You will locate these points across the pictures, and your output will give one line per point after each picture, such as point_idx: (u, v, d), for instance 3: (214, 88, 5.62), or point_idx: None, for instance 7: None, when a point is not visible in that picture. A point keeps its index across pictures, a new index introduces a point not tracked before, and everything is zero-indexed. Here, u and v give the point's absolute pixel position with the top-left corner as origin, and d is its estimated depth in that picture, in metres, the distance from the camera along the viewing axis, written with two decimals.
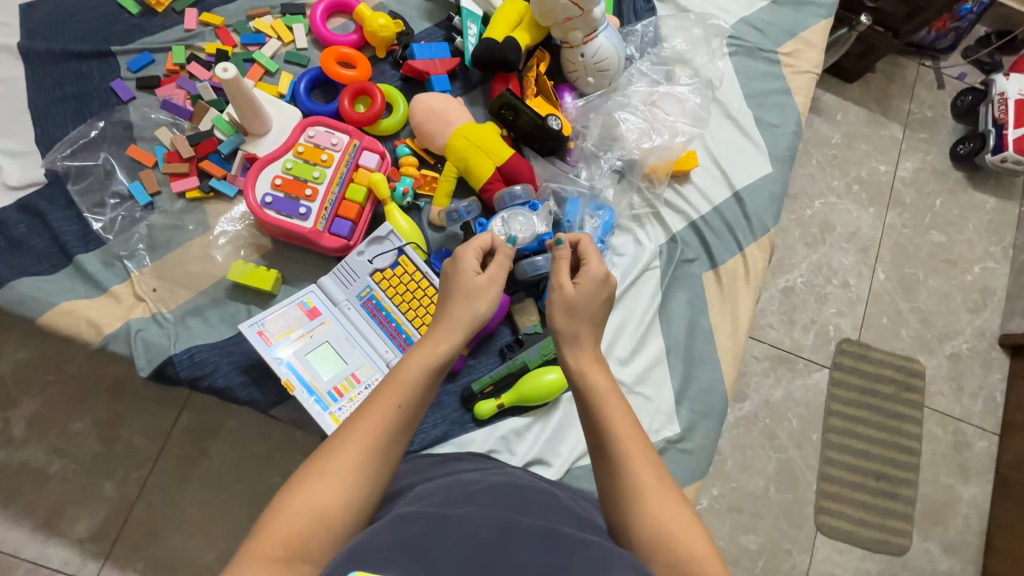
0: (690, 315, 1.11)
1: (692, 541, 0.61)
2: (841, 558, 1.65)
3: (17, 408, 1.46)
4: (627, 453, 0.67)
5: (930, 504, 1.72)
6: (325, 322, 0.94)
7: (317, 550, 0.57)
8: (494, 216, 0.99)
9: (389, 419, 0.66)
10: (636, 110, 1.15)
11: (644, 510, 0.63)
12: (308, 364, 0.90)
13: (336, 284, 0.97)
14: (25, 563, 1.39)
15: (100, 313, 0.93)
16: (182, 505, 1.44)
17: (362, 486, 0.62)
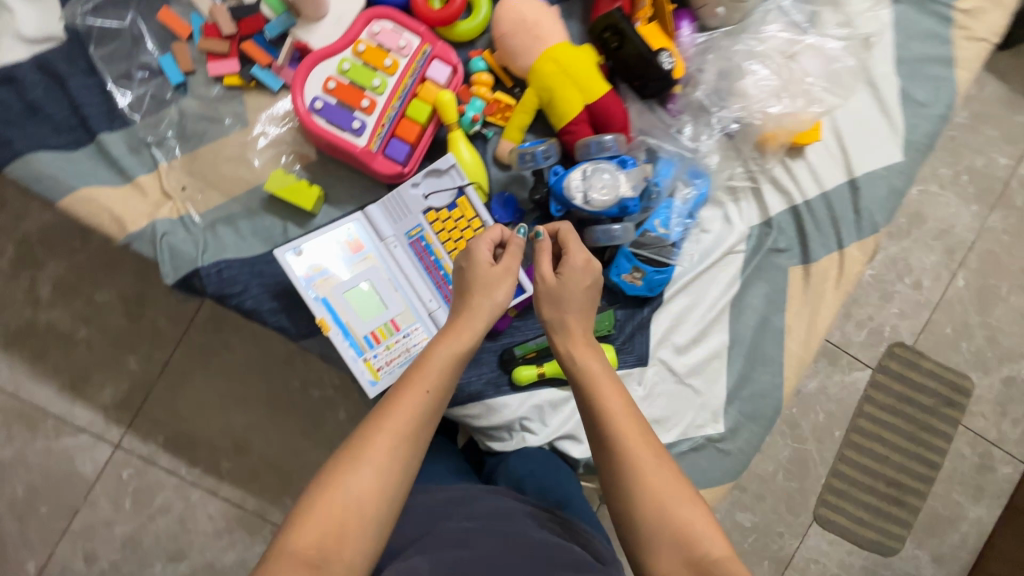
0: (764, 312, 1.00)
1: (696, 520, 0.58)
2: (828, 549, 1.51)
3: (44, 269, 1.41)
4: (622, 432, 0.64)
5: (932, 516, 1.52)
6: (368, 259, 0.84)
7: (353, 546, 0.57)
8: (575, 167, 0.83)
9: (420, 407, 0.65)
10: (769, 61, 0.94)
11: (642, 490, 0.60)
12: (346, 304, 0.82)
13: (385, 217, 0.86)
14: (53, 418, 1.42)
15: (125, 206, 0.84)
16: (202, 392, 1.43)
17: (395, 477, 0.61)
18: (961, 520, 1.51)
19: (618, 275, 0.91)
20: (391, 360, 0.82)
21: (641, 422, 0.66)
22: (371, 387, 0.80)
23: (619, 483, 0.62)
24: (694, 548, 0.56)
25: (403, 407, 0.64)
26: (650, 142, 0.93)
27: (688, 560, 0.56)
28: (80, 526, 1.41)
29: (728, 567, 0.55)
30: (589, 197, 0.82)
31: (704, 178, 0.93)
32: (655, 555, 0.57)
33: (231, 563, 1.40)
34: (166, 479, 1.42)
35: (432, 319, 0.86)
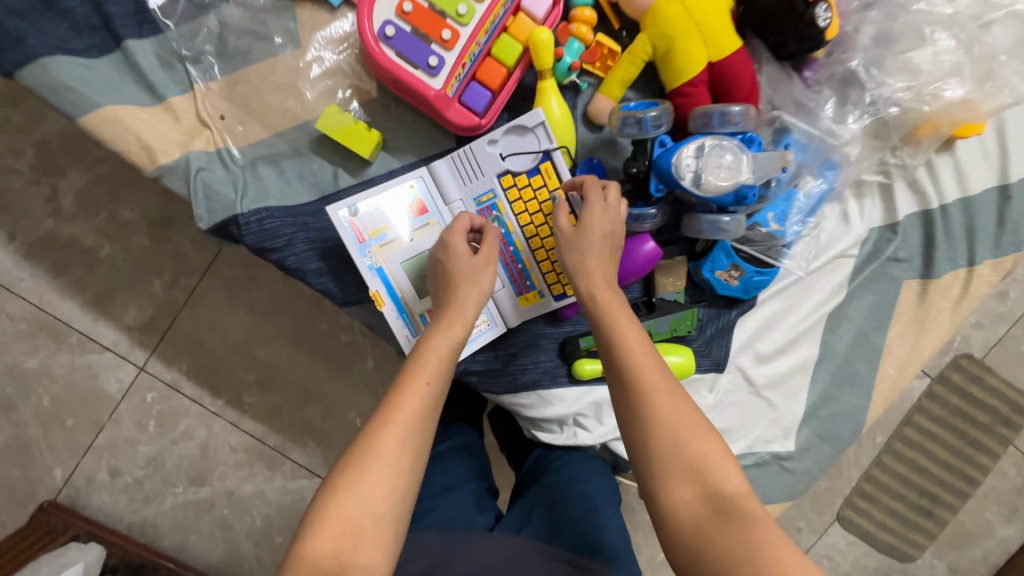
0: (863, 328, 0.87)
1: (713, 456, 0.53)
2: (845, 547, 1.33)
3: (66, 177, 1.20)
4: (637, 368, 0.57)
5: (957, 530, 1.33)
6: (430, 225, 0.73)
7: (372, 554, 0.52)
8: (692, 138, 0.69)
9: (425, 400, 0.58)
10: (954, 29, 0.75)
11: (656, 425, 0.55)
12: (401, 275, 0.71)
13: (454, 176, 0.73)
14: (76, 336, 1.22)
15: (155, 131, 0.72)
16: (232, 327, 1.24)
17: (407, 474, 0.56)
18: (990, 538, 1.34)
19: (711, 271, 0.79)
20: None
21: (656, 359, 0.59)
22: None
23: (631, 422, 0.56)
24: (711, 483, 0.52)
25: (407, 401, 0.57)
26: (786, 119, 0.76)
27: (706, 497, 0.51)
28: (106, 442, 1.23)
29: (747, 504, 0.51)
30: (701, 179, 0.68)
31: (835, 172, 0.78)
32: (667, 487, 0.53)
33: (252, 495, 1.24)
34: (191, 407, 1.24)
35: (495, 299, 0.76)
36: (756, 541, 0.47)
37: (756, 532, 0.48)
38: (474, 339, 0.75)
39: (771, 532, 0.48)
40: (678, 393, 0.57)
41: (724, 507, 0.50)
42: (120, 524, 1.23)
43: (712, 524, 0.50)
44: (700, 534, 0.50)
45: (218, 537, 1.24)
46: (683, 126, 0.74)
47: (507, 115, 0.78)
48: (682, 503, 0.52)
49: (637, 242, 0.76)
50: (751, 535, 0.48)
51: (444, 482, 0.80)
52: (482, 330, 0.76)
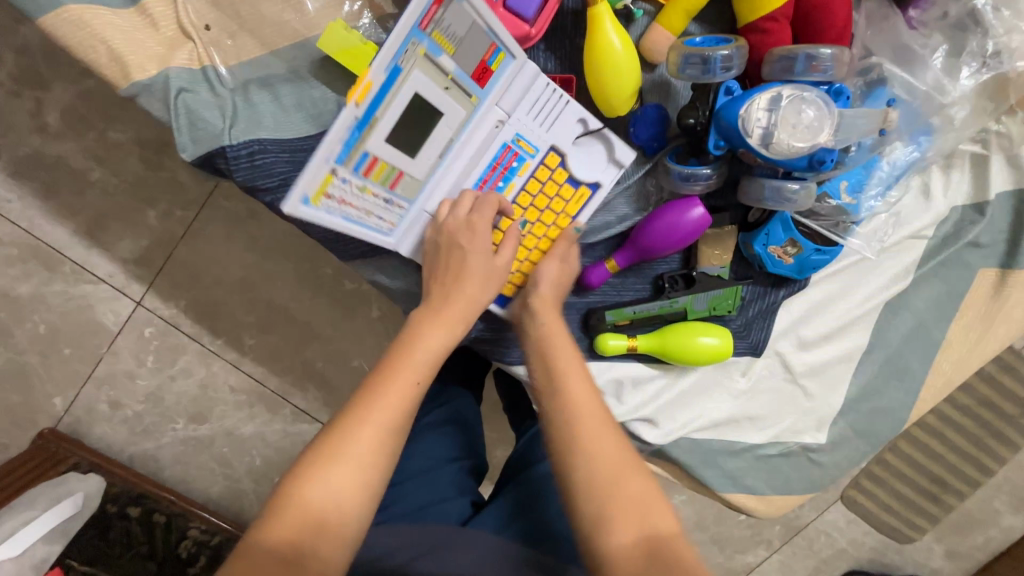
0: (923, 319, 0.78)
1: (645, 496, 0.51)
2: (845, 525, 1.26)
3: (52, 91, 1.08)
4: (568, 414, 0.54)
5: (962, 517, 1.27)
6: (468, 98, 0.61)
7: (334, 549, 0.49)
8: (767, 85, 0.57)
9: (411, 399, 0.54)
10: None
11: (586, 470, 0.51)
12: (392, 102, 0.56)
13: (534, 96, 0.64)
14: (70, 263, 1.13)
15: (128, 39, 0.61)
16: (232, 266, 1.15)
17: (382, 470, 0.52)
18: (993, 526, 1.27)
19: (763, 245, 0.69)
20: (344, 202, 0.58)
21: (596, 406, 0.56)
22: (300, 202, 0.54)
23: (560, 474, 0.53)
24: (647, 525, 0.49)
25: (392, 399, 0.53)
26: (885, 67, 0.64)
27: (642, 539, 0.49)
28: (104, 374, 1.17)
29: (680, 549, 0.49)
30: (771, 137, 0.57)
31: (931, 139, 0.67)
32: (602, 532, 0.49)
33: (251, 436, 1.20)
34: (189, 344, 1.17)
35: (419, 217, 0.65)
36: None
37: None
38: (366, 230, 0.62)
39: None
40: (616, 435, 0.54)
41: (659, 550, 0.48)
42: (120, 455, 1.19)
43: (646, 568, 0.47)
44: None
45: (218, 474, 1.21)
46: (755, 72, 0.62)
47: (544, 46, 0.68)
48: (617, 548, 0.48)
49: (683, 207, 0.66)
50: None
51: (426, 462, 0.75)
52: (379, 229, 0.63)
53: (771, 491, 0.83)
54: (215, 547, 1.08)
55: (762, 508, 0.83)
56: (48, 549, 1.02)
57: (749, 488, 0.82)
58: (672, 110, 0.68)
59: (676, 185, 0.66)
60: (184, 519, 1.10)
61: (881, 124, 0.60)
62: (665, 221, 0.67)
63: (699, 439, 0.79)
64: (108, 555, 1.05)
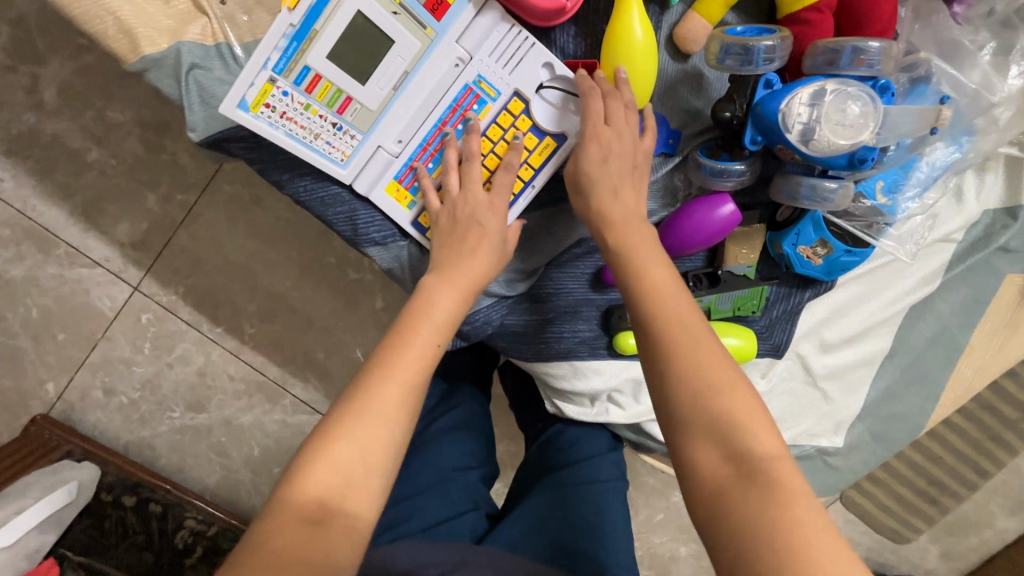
0: (948, 324, 0.78)
1: (741, 413, 0.46)
2: (843, 524, 1.25)
3: (49, 67, 1.04)
4: (660, 315, 0.51)
5: (959, 518, 1.26)
6: (423, 30, 0.57)
7: (360, 502, 0.48)
8: (809, 79, 0.55)
9: (427, 358, 0.54)
10: None
11: (683, 380, 0.48)
12: (336, 16, 0.54)
13: (495, 34, 0.59)
14: (65, 246, 1.09)
15: (137, 11, 0.57)
16: (233, 253, 1.12)
17: (404, 426, 0.51)
18: (988, 527, 1.27)
19: (793, 245, 0.67)
20: (286, 117, 0.58)
21: (691, 307, 0.52)
22: (237, 107, 0.56)
23: (654, 376, 0.50)
24: (735, 442, 0.45)
25: (408, 358, 0.53)
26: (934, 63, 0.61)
27: (727, 455, 0.45)
28: (98, 361, 1.14)
29: (776, 468, 0.44)
30: (812, 134, 0.55)
31: (973, 140, 0.66)
32: (686, 445, 0.47)
33: (249, 426, 1.17)
34: (187, 332, 1.13)
35: (375, 153, 0.62)
36: (781, 511, 0.41)
37: (783, 505, 0.42)
38: (311, 152, 0.60)
39: (796, 498, 0.42)
40: (717, 346, 0.50)
41: (753, 469, 0.44)
42: (114, 443, 1.16)
43: (735, 486, 0.44)
44: (716, 496, 0.44)
45: (215, 464, 1.18)
46: (795, 65, 0.60)
47: (574, 30, 0.63)
48: (701, 462, 0.46)
49: (712, 204, 0.64)
50: (775, 505, 0.42)
51: (437, 472, 0.74)
52: (329, 156, 0.61)
53: None
54: (212, 538, 1.05)
55: None
56: (42, 539, 0.98)
57: None
58: (704, 104, 0.66)
59: (706, 180, 0.63)
60: (179, 509, 1.07)
61: (932, 123, 0.58)
62: (693, 218, 0.64)
63: None
64: (102, 545, 1.02)
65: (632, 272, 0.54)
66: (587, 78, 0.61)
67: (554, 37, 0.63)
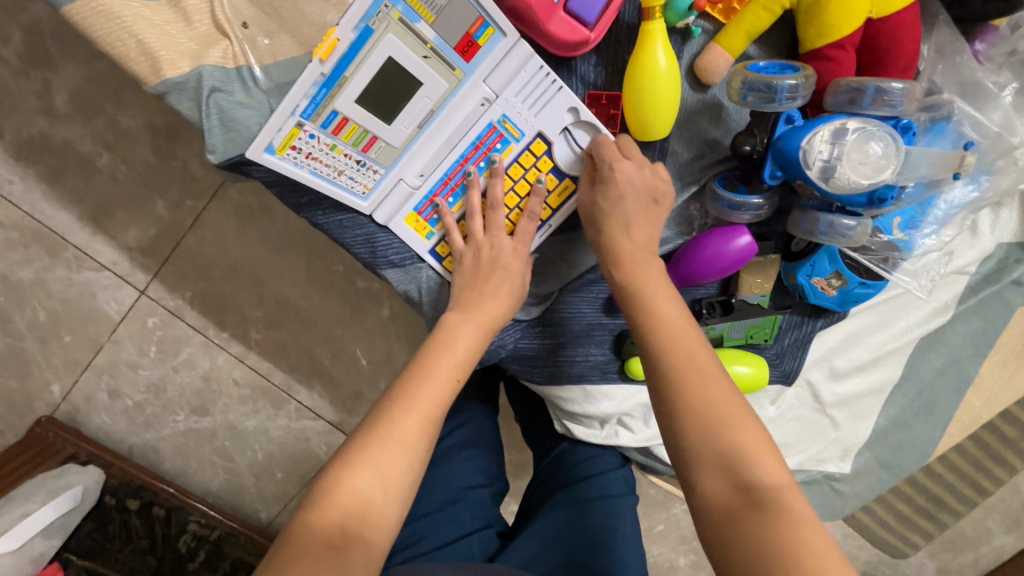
0: (958, 355, 0.80)
1: (751, 444, 0.46)
2: (842, 538, 1.24)
3: (59, 72, 1.03)
4: (668, 346, 0.51)
5: (957, 534, 1.26)
6: (451, 71, 0.57)
7: (378, 528, 0.48)
8: (831, 117, 0.55)
9: (448, 389, 0.55)
10: None
11: (692, 412, 0.48)
12: (366, 63, 0.53)
13: (524, 78, 0.59)
14: (72, 250, 1.08)
15: (160, 34, 0.57)
16: (241, 259, 1.12)
17: (424, 458, 0.52)
18: (984, 544, 1.27)
19: (807, 276, 0.67)
20: (312, 158, 0.58)
21: (700, 339, 0.52)
22: (264, 150, 0.56)
23: (662, 410, 0.50)
24: (744, 473, 0.45)
25: (429, 390, 0.53)
26: (957, 105, 0.62)
27: (737, 486, 0.45)
28: (104, 363, 1.13)
29: (787, 499, 0.44)
30: (833, 171, 0.55)
31: (991, 179, 0.67)
32: (694, 474, 0.47)
33: (253, 431, 1.17)
34: (194, 337, 1.13)
35: (396, 186, 0.63)
36: (794, 542, 0.41)
37: (796, 534, 0.42)
38: (332, 187, 0.60)
39: (806, 528, 0.42)
40: (726, 378, 0.50)
41: (760, 500, 0.44)
42: (118, 445, 1.16)
43: (743, 515, 0.44)
44: (726, 528, 0.44)
45: (218, 468, 1.17)
46: (816, 100, 0.60)
47: (595, 59, 0.63)
48: (709, 493, 0.46)
49: (729, 235, 0.64)
50: (786, 534, 0.42)
51: (447, 492, 0.74)
52: (351, 190, 0.61)
53: None
54: (214, 542, 1.07)
55: None
56: (47, 543, 0.99)
57: None
58: (722, 134, 0.66)
59: (723, 212, 0.64)
60: (184, 511, 1.07)
61: (955, 169, 0.57)
62: (710, 248, 0.64)
63: None
64: (106, 549, 1.05)
65: (640, 304, 0.54)
66: (611, 109, 0.63)
67: (575, 66, 0.63)
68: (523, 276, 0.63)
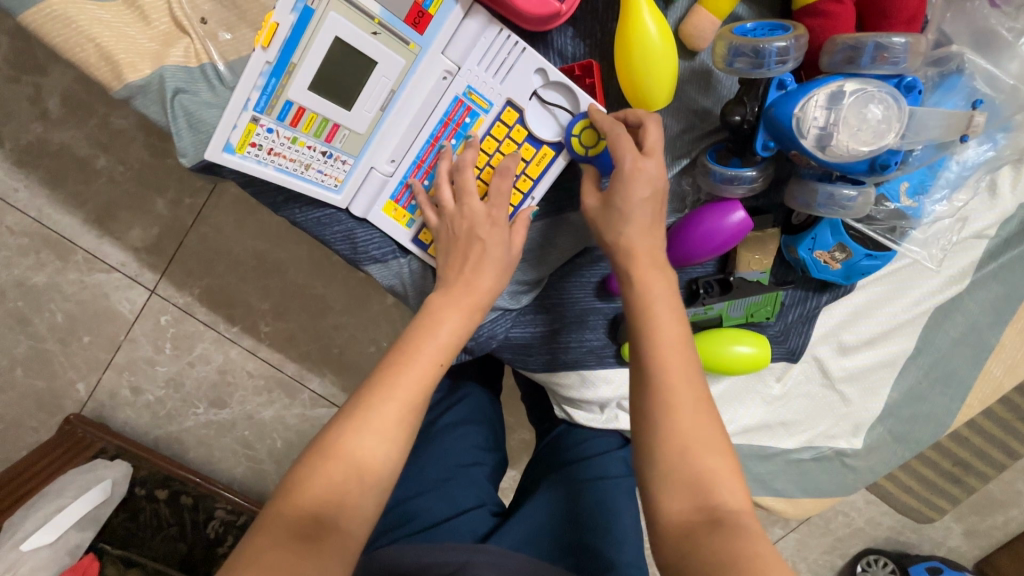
0: (977, 324, 0.77)
1: (722, 469, 0.47)
2: (864, 505, 1.20)
3: (50, 76, 1.02)
4: (662, 359, 0.50)
5: (985, 497, 1.22)
6: (405, 46, 0.54)
7: (354, 516, 0.48)
8: (827, 79, 0.51)
9: (429, 376, 0.53)
10: None
11: (673, 434, 0.48)
12: (311, 44, 0.51)
13: (483, 46, 0.56)
14: (80, 253, 1.09)
15: (118, 36, 0.56)
16: (243, 252, 1.12)
17: (404, 447, 0.51)
18: (1014, 506, 1.23)
19: (809, 250, 0.64)
20: (275, 154, 0.56)
21: (695, 365, 0.52)
22: (223, 150, 0.54)
23: (641, 419, 0.50)
24: (711, 495, 0.46)
25: (407, 378, 0.52)
26: (968, 56, 0.58)
27: (701, 507, 0.45)
28: (124, 361, 1.15)
29: (747, 524, 0.44)
30: (830, 139, 0.51)
31: (1008, 136, 0.63)
32: (662, 489, 0.47)
33: (271, 420, 1.19)
34: (206, 332, 1.14)
35: (368, 175, 0.61)
36: (751, 561, 0.41)
37: (754, 555, 0.42)
38: (301, 183, 0.59)
39: (768, 555, 0.42)
40: (709, 407, 0.50)
41: (722, 521, 0.44)
42: (145, 438, 1.18)
43: (704, 533, 0.44)
44: (685, 542, 0.44)
45: (240, 455, 1.20)
46: (812, 62, 0.56)
47: (572, 31, 0.59)
48: (672, 510, 0.46)
49: (722, 211, 0.61)
50: (744, 552, 0.42)
51: (442, 470, 0.73)
52: (322, 184, 0.60)
53: (803, 495, 0.80)
54: (241, 526, 1.10)
55: (791, 510, 0.82)
56: (82, 535, 1.02)
57: (777, 491, 0.79)
58: (713, 104, 0.62)
59: (715, 187, 0.60)
60: (210, 499, 1.10)
61: (963, 130, 0.54)
62: (703, 227, 0.61)
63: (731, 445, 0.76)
64: (139, 538, 1.06)
65: (642, 315, 0.52)
66: (587, 80, 0.58)
67: (551, 39, 0.59)
68: (507, 243, 0.59)
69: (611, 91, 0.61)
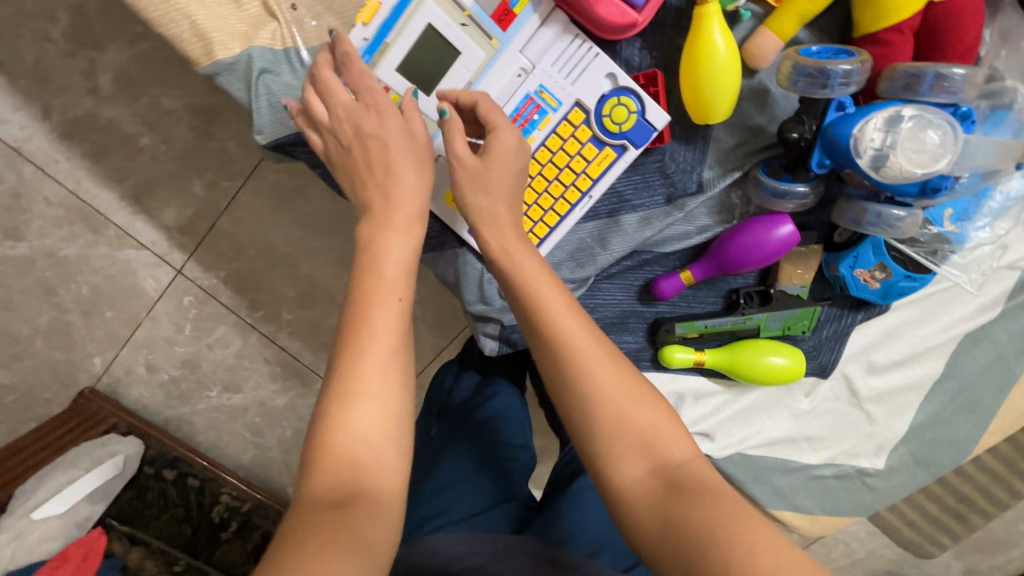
0: (1003, 352, 0.79)
1: (661, 424, 0.49)
2: (864, 535, 1.21)
3: (106, 53, 1.05)
4: (567, 331, 0.51)
5: (989, 535, 1.23)
6: (488, 41, 0.59)
7: (377, 481, 0.46)
8: (885, 104, 0.54)
9: (399, 323, 0.50)
10: None
11: (604, 398, 0.49)
12: (405, 26, 0.57)
13: (560, 48, 0.60)
14: (113, 227, 1.11)
15: (212, 15, 0.58)
16: (275, 239, 1.14)
17: (402, 407, 0.49)
18: (1014, 547, 1.24)
19: (849, 268, 0.67)
20: None
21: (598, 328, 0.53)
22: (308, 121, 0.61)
23: (569, 396, 0.50)
24: (658, 451, 0.48)
25: (379, 325, 0.49)
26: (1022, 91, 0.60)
27: (653, 467, 0.47)
28: (143, 338, 1.16)
29: (699, 471, 0.47)
30: (884, 160, 0.54)
31: None
32: (612, 464, 0.48)
33: (284, 408, 1.20)
34: (228, 315, 1.16)
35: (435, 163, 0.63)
36: (713, 507, 0.44)
37: (712, 499, 0.44)
38: None
39: (725, 497, 0.45)
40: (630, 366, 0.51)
41: (672, 475, 0.47)
42: (155, 418, 1.19)
43: (662, 492, 0.46)
44: (653, 506, 0.46)
45: (248, 442, 1.21)
46: (870, 87, 0.59)
47: (640, 43, 0.62)
48: (630, 477, 0.47)
49: (771, 223, 0.64)
50: (702, 501, 0.44)
51: (476, 463, 0.75)
52: None
53: (821, 512, 0.80)
54: (245, 514, 1.07)
55: (807, 526, 0.81)
56: (91, 509, 1.02)
57: (797, 506, 0.79)
58: (767, 121, 0.64)
59: (766, 200, 0.63)
60: (216, 484, 1.09)
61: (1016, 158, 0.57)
62: (751, 236, 0.64)
63: (755, 455, 0.77)
64: (144, 517, 1.05)
65: (534, 296, 0.52)
66: (652, 89, 0.62)
67: (620, 49, 0.62)
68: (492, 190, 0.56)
69: (673, 102, 0.64)
